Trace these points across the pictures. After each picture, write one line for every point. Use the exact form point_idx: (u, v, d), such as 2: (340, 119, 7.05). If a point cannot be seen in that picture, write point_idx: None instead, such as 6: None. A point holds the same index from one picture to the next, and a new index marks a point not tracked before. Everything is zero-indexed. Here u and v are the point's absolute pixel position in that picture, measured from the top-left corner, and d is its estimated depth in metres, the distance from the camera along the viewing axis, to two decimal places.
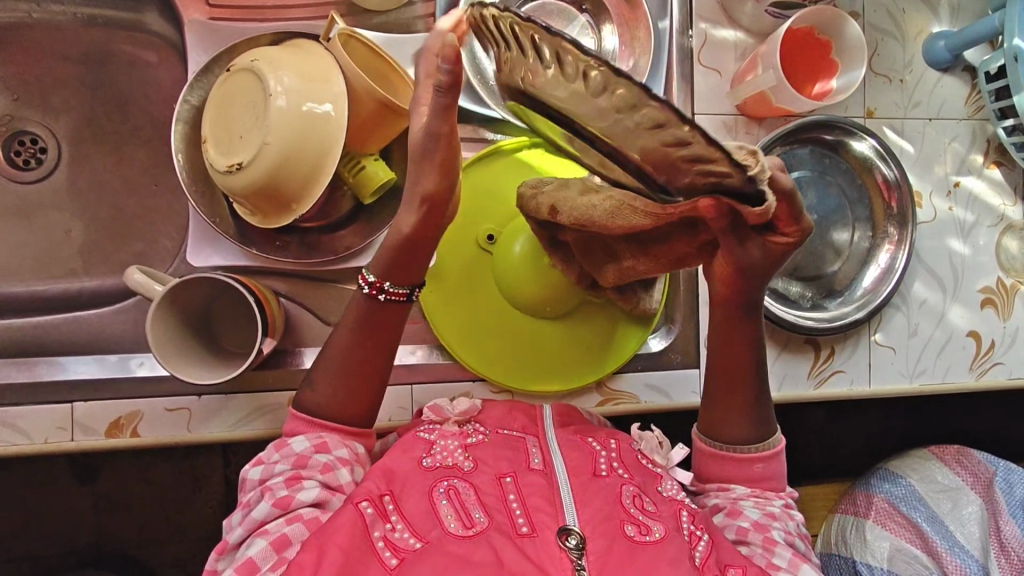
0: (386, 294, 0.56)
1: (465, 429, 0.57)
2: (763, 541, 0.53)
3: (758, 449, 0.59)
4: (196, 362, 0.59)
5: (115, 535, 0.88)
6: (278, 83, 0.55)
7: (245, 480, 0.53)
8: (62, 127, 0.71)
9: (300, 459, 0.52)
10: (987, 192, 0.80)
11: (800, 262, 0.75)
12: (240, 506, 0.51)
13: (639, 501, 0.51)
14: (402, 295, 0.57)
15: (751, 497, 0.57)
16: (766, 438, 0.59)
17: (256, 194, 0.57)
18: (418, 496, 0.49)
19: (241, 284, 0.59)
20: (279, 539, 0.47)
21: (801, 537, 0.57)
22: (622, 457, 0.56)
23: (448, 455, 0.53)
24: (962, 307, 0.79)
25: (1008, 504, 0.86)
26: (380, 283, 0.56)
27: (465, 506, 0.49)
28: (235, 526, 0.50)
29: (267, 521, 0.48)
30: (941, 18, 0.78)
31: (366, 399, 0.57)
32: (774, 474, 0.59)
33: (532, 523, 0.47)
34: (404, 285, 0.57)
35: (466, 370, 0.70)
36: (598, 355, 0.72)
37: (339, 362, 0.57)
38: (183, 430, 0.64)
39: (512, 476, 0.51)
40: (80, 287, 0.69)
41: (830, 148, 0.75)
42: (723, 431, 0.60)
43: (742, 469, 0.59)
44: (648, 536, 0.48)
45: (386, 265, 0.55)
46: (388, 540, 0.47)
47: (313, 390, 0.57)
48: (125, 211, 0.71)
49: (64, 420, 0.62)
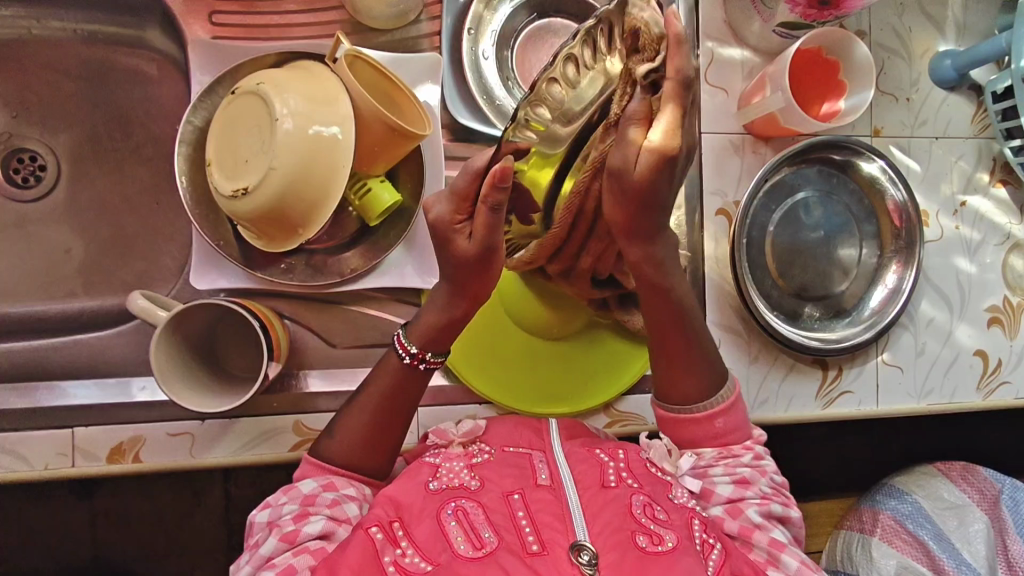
0: (428, 363, 0.57)
1: (470, 450, 0.56)
2: (740, 529, 0.54)
3: (713, 405, 0.59)
4: (200, 389, 0.58)
5: (113, 554, 0.86)
6: (284, 106, 0.54)
7: (252, 524, 0.52)
8: (63, 145, 0.70)
9: (308, 498, 0.51)
10: (994, 210, 0.80)
11: (809, 282, 0.74)
12: (247, 548, 0.50)
13: (649, 510, 0.50)
14: (439, 362, 0.57)
15: (720, 461, 0.57)
16: (721, 387, 0.59)
17: (261, 218, 0.57)
18: (427, 520, 0.49)
19: (246, 310, 0.58)
20: (285, 569, 0.46)
21: (774, 492, 0.57)
22: (631, 467, 0.54)
23: (454, 477, 0.52)
24: (969, 326, 0.78)
25: (1014, 522, 0.85)
26: (422, 353, 0.56)
27: (474, 526, 0.47)
28: (243, 564, 0.49)
29: (273, 556, 0.48)
30: (947, 37, 0.78)
31: (385, 443, 0.56)
32: (736, 425, 0.59)
33: (542, 542, 0.46)
34: (442, 354, 0.57)
35: (472, 393, 0.69)
36: (606, 379, 0.71)
37: (363, 414, 0.56)
38: (186, 455, 0.64)
39: (520, 493, 0.50)
40: (80, 308, 0.68)
41: (838, 167, 0.75)
42: (679, 396, 0.59)
43: (702, 429, 0.59)
44: (661, 546, 0.46)
45: (427, 333, 0.56)
46: (398, 564, 0.46)
47: (331, 436, 0.56)
48: (126, 230, 0.69)
49: (65, 446, 0.62)
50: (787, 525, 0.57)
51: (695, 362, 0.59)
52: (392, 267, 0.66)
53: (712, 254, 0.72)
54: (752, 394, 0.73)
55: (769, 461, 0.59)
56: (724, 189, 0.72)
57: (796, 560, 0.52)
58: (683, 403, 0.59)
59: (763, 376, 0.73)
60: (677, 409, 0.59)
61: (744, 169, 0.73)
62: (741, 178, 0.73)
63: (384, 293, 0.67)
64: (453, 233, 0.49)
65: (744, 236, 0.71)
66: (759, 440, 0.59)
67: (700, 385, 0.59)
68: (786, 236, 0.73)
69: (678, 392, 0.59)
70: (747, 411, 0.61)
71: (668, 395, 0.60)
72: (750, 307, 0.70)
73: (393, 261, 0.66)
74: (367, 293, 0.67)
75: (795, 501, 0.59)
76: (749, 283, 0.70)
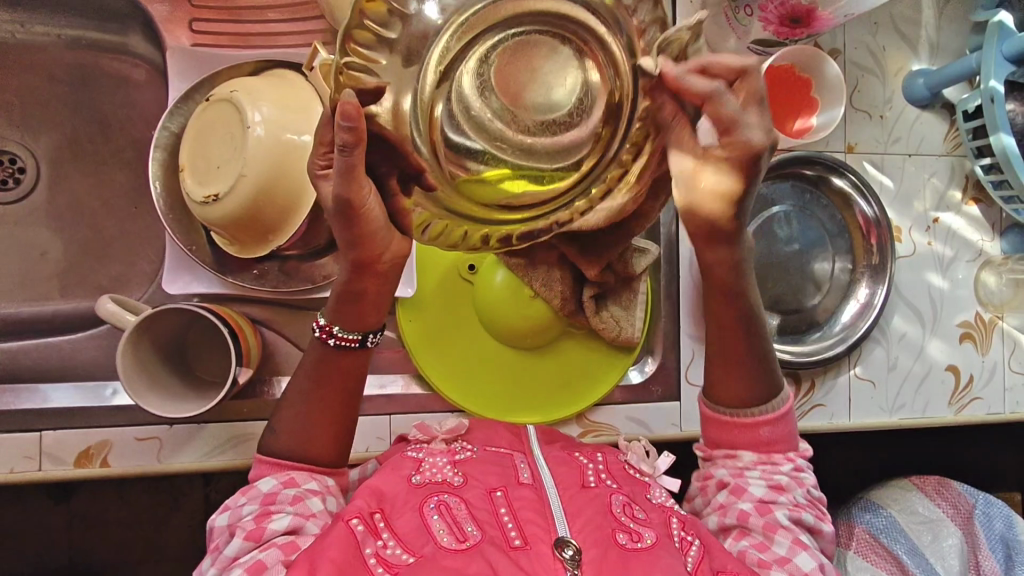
0: (336, 340, 0.54)
1: (453, 447, 0.57)
2: (764, 526, 0.53)
3: (762, 412, 0.57)
4: (166, 394, 0.58)
5: (89, 557, 0.86)
6: (256, 113, 0.55)
7: (212, 527, 0.50)
8: (43, 148, 0.70)
9: (268, 497, 0.50)
10: (966, 227, 0.81)
11: (781, 294, 0.75)
12: (208, 553, 0.49)
13: (629, 510, 0.51)
14: (353, 340, 0.54)
15: (758, 466, 0.57)
16: (774, 395, 0.58)
17: (234, 223, 0.57)
18: (410, 513, 0.49)
19: (212, 314, 0.58)
20: (255, 564, 0.45)
21: (810, 503, 0.57)
22: (610, 469, 0.57)
23: (437, 471, 0.53)
24: (941, 342, 0.79)
25: (986, 538, 0.86)
26: (329, 326, 0.54)
27: (457, 521, 0.48)
28: (205, 569, 0.48)
29: (239, 555, 0.47)
30: (920, 56, 0.79)
31: (329, 434, 0.55)
32: (782, 436, 0.58)
33: (524, 536, 0.47)
34: (354, 332, 0.54)
35: (444, 401, 0.69)
36: (576, 390, 0.71)
37: (300, 400, 0.55)
38: (154, 460, 0.63)
39: (503, 490, 0.51)
40: (55, 310, 0.68)
41: (811, 183, 0.76)
42: (729, 396, 0.58)
43: (747, 433, 0.58)
44: (641, 543, 0.47)
45: (332, 306, 0.54)
46: (380, 557, 0.46)
47: (275, 431, 0.55)
48: (104, 233, 0.70)
49: (31, 449, 0.61)
50: (818, 538, 0.57)
51: (735, 366, 0.58)
52: None
53: (686, 264, 0.74)
54: None
55: (810, 474, 0.58)
56: None
57: (812, 560, 0.52)
58: (732, 405, 0.58)
59: None
60: (726, 411, 0.59)
61: None
62: None
63: None
64: (321, 181, 0.45)
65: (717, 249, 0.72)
66: (803, 454, 0.58)
67: (752, 390, 0.58)
68: (761, 248, 0.74)
69: (729, 394, 0.58)
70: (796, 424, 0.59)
71: (719, 393, 0.59)
72: None
73: None
74: None
75: (829, 517, 0.58)
76: None
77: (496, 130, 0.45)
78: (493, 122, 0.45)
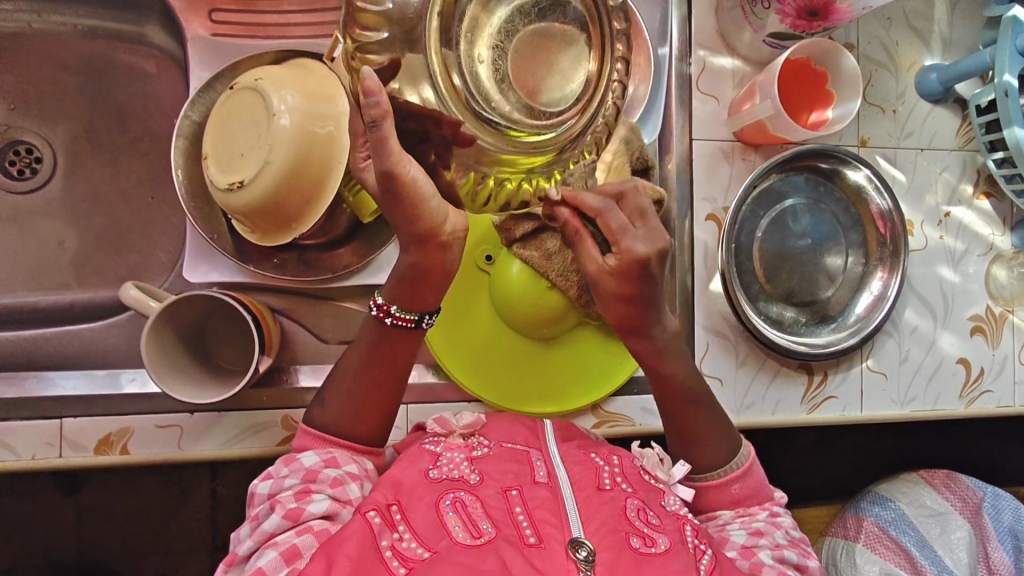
0: (393, 319, 0.56)
1: (470, 442, 0.57)
2: (750, 566, 0.54)
3: (729, 471, 0.61)
4: (188, 380, 0.59)
5: (96, 549, 0.86)
6: (281, 102, 0.55)
7: (253, 494, 0.52)
8: (59, 138, 0.70)
9: (310, 473, 0.51)
10: (977, 222, 0.81)
11: (795, 287, 0.75)
12: (248, 520, 0.51)
13: (643, 514, 0.51)
14: (409, 321, 0.56)
15: (737, 519, 0.59)
16: (736, 454, 0.62)
17: (256, 210, 0.57)
18: (425, 509, 0.49)
19: (236, 301, 0.58)
20: (290, 549, 0.46)
21: (792, 543, 0.58)
22: (625, 473, 0.57)
23: (454, 468, 0.53)
24: (952, 335, 0.80)
25: (995, 530, 0.88)
26: (387, 305, 0.56)
27: (473, 519, 0.48)
28: (244, 538, 0.49)
29: (277, 532, 0.48)
30: (933, 51, 0.80)
31: (370, 414, 0.57)
32: (753, 490, 0.61)
33: (539, 535, 0.47)
34: (413, 312, 0.56)
35: (461, 391, 0.69)
36: (590, 379, 0.71)
37: (348, 378, 0.57)
38: (173, 447, 0.63)
39: (518, 490, 0.51)
40: (72, 300, 0.68)
41: (825, 176, 0.76)
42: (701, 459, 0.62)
43: (721, 493, 0.61)
44: (654, 548, 0.48)
45: (394, 287, 0.55)
46: (396, 549, 0.46)
47: (323, 406, 0.57)
48: (121, 223, 0.70)
49: (52, 436, 0.61)
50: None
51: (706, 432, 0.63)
52: (384, 266, 0.67)
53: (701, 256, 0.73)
54: (738, 396, 0.74)
55: (786, 518, 0.60)
56: (714, 195, 0.73)
57: None
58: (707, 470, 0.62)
59: (749, 380, 0.74)
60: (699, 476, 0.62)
61: (733, 175, 0.74)
62: (730, 183, 0.74)
63: (374, 289, 0.67)
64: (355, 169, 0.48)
65: (732, 241, 0.72)
66: (777, 502, 0.61)
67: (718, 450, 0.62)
68: (774, 242, 0.75)
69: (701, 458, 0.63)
70: (764, 475, 0.63)
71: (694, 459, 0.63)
72: (736, 309, 0.71)
73: (389, 257, 0.67)
74: (358, 290, 0.67)
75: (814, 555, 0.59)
76: (736, 288, 0.71)
77: (519, 119, 0.37)
78: (513, 110, 0.37)
